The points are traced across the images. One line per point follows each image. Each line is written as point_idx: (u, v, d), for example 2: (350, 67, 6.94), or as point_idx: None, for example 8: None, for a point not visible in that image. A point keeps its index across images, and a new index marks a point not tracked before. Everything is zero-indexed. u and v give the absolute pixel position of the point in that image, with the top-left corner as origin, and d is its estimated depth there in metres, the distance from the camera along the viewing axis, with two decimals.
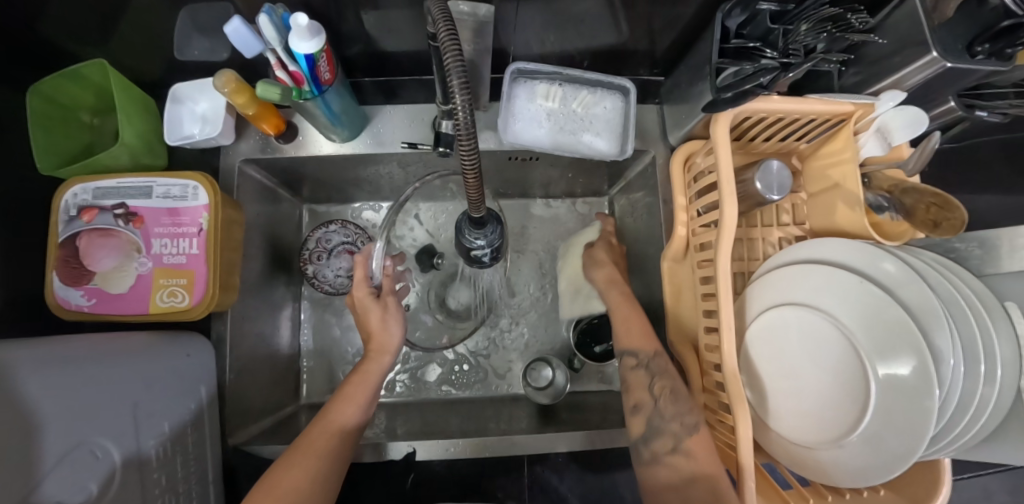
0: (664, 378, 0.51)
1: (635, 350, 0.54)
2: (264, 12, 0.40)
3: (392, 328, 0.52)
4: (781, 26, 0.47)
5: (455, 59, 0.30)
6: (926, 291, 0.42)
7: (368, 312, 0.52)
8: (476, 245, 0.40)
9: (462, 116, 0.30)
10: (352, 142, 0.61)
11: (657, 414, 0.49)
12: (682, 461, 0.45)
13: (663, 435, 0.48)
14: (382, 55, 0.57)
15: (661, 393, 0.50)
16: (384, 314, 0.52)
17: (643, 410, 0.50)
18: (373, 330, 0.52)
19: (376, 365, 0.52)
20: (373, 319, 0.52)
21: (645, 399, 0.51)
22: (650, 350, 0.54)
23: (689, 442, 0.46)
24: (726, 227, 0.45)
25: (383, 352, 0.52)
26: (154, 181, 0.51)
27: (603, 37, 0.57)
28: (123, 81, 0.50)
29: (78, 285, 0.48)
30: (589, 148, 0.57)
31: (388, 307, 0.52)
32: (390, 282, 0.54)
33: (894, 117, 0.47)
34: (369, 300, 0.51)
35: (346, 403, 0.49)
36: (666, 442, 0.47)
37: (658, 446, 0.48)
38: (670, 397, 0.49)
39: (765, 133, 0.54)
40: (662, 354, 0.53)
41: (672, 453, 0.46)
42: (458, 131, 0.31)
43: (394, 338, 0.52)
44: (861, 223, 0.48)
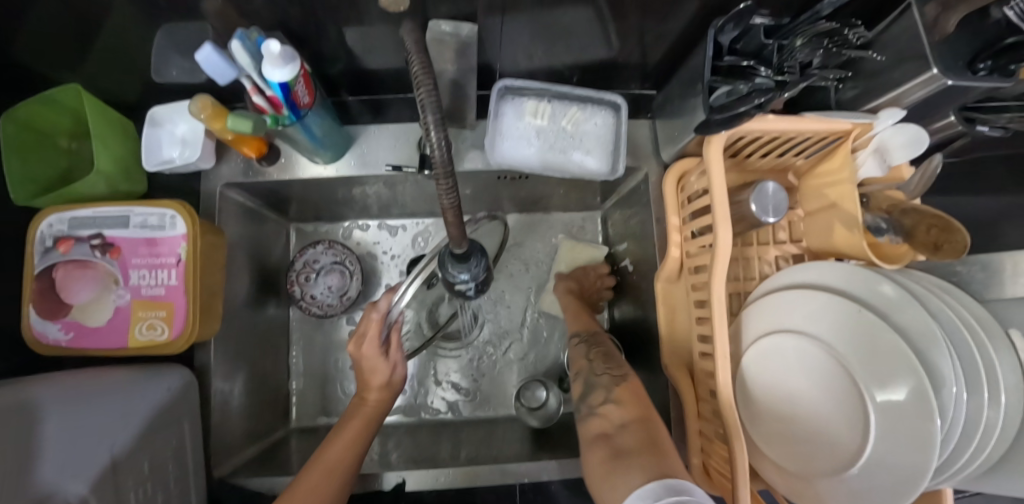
0: (597, 346, 0.56)
1: (576, 328, 0.61)
2: (238, 38, 0.39)
3: (396, 375, 0.53)
4: (775, 42, 0.46)
5: (431, 91, 0.29)
6: (924, 315, 0.41)
7: (375, 366, 0.50)
8: (460, 279, 0.38)
9: (437, 154, 0.29)
10: (336, 163, 0.59)
11: (590, 372, 0.52)
12: (612, 410, 0.45)
13: (597, 390, 0.49)
14: (366, 73, 0.56)
15: (594, 357, 0.54)
16: (391, 368, 0.51)
17: (581, 374, 0.53)
18: (376, 382, 0.51)
19: (376, 409, 0.52)
20: (376, 369, 0.50)
21: (583, 365, 0.54)
22: (586, 328, 0.61)
23: (619, 392, 0.47)
24: (720, 254, 0.44)
25: (382, 394, 0.52)
26: (130, 210, 0.49)
27: (593, 51, 0.55)
28: (97, 105, 0.49)
29: (55, 319, 0.47)
30: (579, 167, 0.56)
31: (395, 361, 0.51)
32: (397, 335, 0.51)
33: (895, 135, 0.45)
34: (376, 357, 0.50)
35: (331, 446, 0.47)
36: (599, 396, 0.48)
37: (592, 400, 0.48)
38: (602, 360, 0.53)
39: (761, 150, 0.52)
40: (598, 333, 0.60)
41: (603, 405, 0.47)
42: (434, 158, 0.29)
43: (396, 385, 0.53)
44: (859, 246, 0.47)
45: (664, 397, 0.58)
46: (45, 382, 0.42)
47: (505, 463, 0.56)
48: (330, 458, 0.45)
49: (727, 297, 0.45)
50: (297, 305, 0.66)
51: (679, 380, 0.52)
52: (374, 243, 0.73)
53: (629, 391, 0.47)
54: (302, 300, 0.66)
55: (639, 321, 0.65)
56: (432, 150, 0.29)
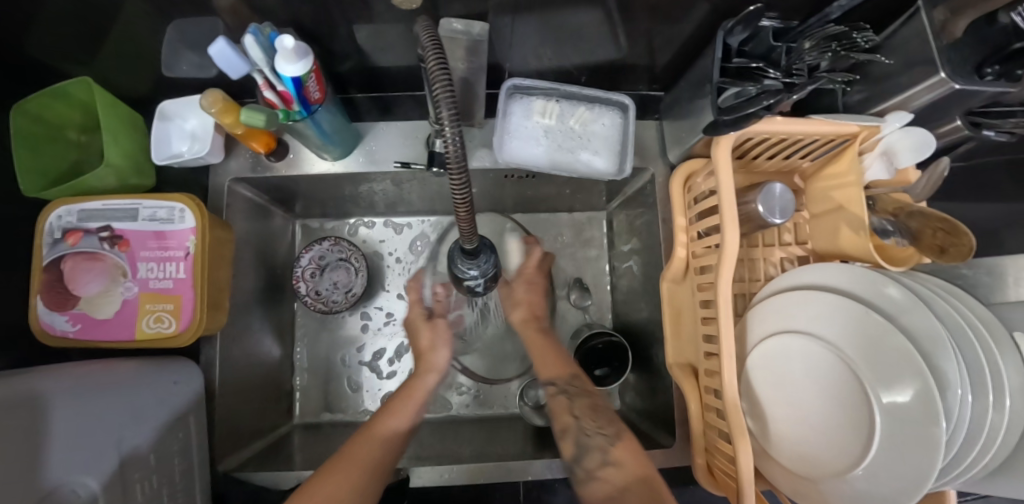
0: (583, 398, 0.52)
1: (552, 376, 0.53)
2: (251, 33, 0.40)
3: (441, 351, 0.57)
4: (784, 44, 0.47)
5: (445, 85, 0.29)
6: (930, 317, 0.41)
7: (420, 331, 0.58)
8: (469, 275, 0.38)
9: (451, 149, 0.29)
10: (344, 160, 0.60)
11: (581, 431, 0.49)
12: (613, 473, 0.46)
13: (591, 452, 0.48)
14: (375, 70, 0.56)
15: (582, 412, 0.51)
16: (433, 334, 0.57)
17: (569, 433, 0.50)
18: (423, 346, 0.57)
19: (423, 382, 0.55)
20: (423, 337, 0.57)
21: (570, 423, 0.50)
22: (566, 375, 0.53)
23: (616, 453, 0.47)
24: (727, 255, 0.44)
25: (433, 368, 0.56)
26: (139, 203, 0.49)
27: (601, 52, 0.56)
28: (108, 99, 0.49)
29: (63, 310, 0.47)
30: (586, 166, 0.56)
31: (438, 329, 0.58)
32: (443, 304, 0.59)
33: (901, 139, 0.46)
34: (420, 320, 0.58)
35: (392, 414, 0.50)
36: (595, 458, 0.47)
37: (587, 462, 0.48)
38: (590, 413, 0.51)
39: (768, 152, 0.53)
40: (580, 375, 0.54)
41: (603, 468, 0.46)
42: (447, 150, 0.29)
43: (441, 357, 0.57)
44: (865, 248, 0.47)
45: (668, 397, 0.58)
46: (52, 373, 0.42)
47: (509, 461, 0.56)
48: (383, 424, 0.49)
49: (733, 297, 0.46)
50: (302, 302, 0.66)
51: (684, 381, 0.52)
52: (380, 241, 0.73)
53: (627, 449, 0.47)
54: (307, 297, 0.66)
55: (643, 322, 0.65)
56: (445, 143, 0.29)
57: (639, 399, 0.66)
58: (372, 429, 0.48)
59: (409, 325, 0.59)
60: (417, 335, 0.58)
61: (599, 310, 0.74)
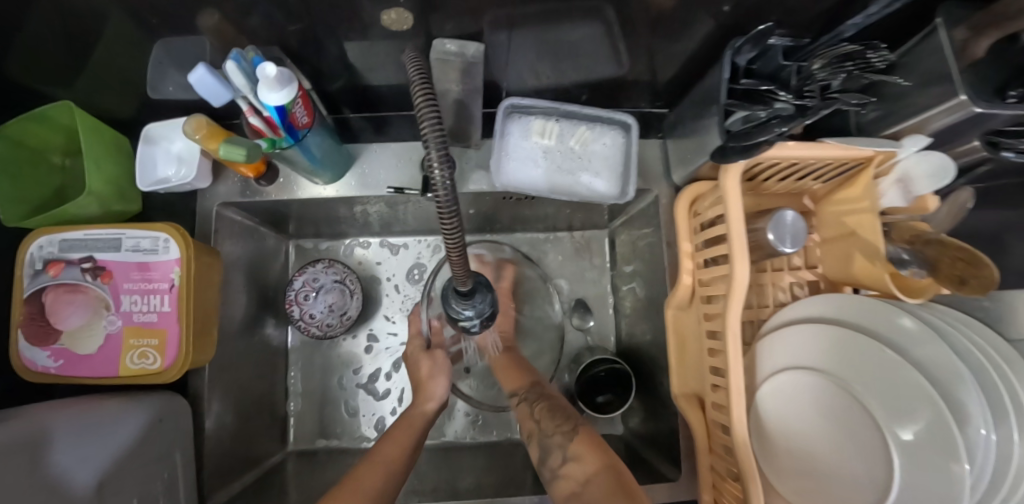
0: (541, 401, 0.51)
1: (514, 387, 0.54)
2: (233, 58, 0.38)
3: (438, 382, 0.55)
4: (794, 63, 0.45)
5: (434, 120, 0.27)
6: (947, 350, 0.39)
7: (419, 363, 0.56)
8: (464, 316, 0.36)
9: (441, 192, 0.27)
10: (336, 183, 0.58)
11: (543, 432, 0.48)
12: (573, 469, 0.43)
13: (553, 451, 0.45)
14: (367, 90, 0.54)
15: (542, 416, 0.49)
16: (433, 364, 0.56)
17: (534, 436, 0.48)
18: (423, 375, 0.55)
19: (420, 413, 0.52)
20: (422, 367, 0.56)
21: (533, 428, 0.49)
22: (525, 383, 0.54)
23: (575, 448, 0.44)
24: (736, 287, 0.42)
25: (431, 398, 0.53)
26: (123, 233, 0.47)
27: (602, 69, 0.54)
28: (89, 124, 0.47)
29: (44, 345, 0.45)
30: (587, 189, 0.54)
31: (438, 360, 0.56)
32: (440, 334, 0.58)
33: (917, 163, 0.43)
34: (419, 352, 0.57)
35: (391, 444, 0.48)
36: (557, 457, 0.45)
37: (551, 463, 0.45)
38: (548, 415, 0.49)
39: (777, 174, 0.50)
40: (537, 383, 0.54)
41: (564, 466, 0.44)
42: (436, 191, 0.28)
43: (439, 388, 0.55)
44: (880, 278, 0.45)
45: (673, 428, 0.56)
46: (30, 414, 0.40)
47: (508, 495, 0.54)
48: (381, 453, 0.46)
49: (742, 331, 0.44)
50: (295, 326, 0.64)
51: (690, 413, 0.50)
52: (376, 261, 0.72)
53: (588, 444, 0.45)
54: (301, 321, 0.64)
55: (647, 346, 0.63)
56: (434, 183, 0.27)
57: (643, 426, 0.64)
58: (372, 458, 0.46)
59: (410, 360, 0.58)
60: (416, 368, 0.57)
61: (602, 331, 0.71)
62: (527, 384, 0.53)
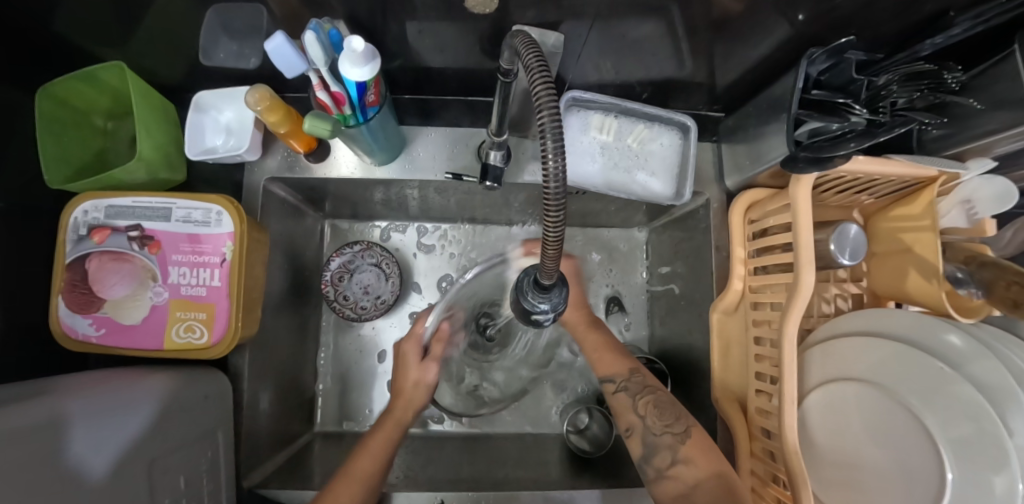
0: (647, 394, 0.50)
1: (611, 374, 0.53)
2: (312, 28, 0.37)
3: (424, 392, 0.51)
4: (866, 77, 0.44)
5: (550, 110, 0.26)
6: (1002, 369, 0.40)
7: (408, 367, 0.52)
8: (539, 309, 0.36)
9: (553, 181, 0.26)
10: (386, 165, 0.57)
11: (648, 430, 0.48)
12: (684, 472, 0.45)
13: (661, 451, 0.46)
14: (428, 71, 0.52)
15: (647, 411, 0.49)
16: (423, 374, 0.52)
17: (635, 431, 0.49)
18: (404, 385, 0.52)
19: (399, 417, 0.51)
20: (410, 371, 0.52)
21: (634, 421, 0.49)
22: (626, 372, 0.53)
23: (687, 450, 0.45)
24: (799, 297, 0.42)
25: (410, 406, 0.51)
26: (173, 202, 0.46)
27: (668, 69, 0.53)
28: (141, 86, 0.45)
29: (87, 313, 0.44)
30: (643, 188, 0.53)
31: (428, 372, 0.52)
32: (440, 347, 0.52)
33: (980, 187, 0.44)
34: (413, 357, 0.52)
35: (363, 458, 0.47)
36: (665, 456, 0.46)
37: (657, 462, 0.46)
38: (657, 412, 0.49)
39: (837, 188, 0.50)
40: (640, 370, 0.53)
41: (672, 467, 0.45)
42: (547, 184, 0.27)
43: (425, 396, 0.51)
44: (935, 295, 0.45)
45: (710, 431, 0.57)
46: (71, 387, 0.38)
47: (547, 489, 0.53)
48: (356, 468, 0.46)
49: (798, 341, 0.44)
50: (330, 308, 0.63)
51: (732, 416, 0.50)
52: (412, 249, 0.71)
53: (697, 446, 0.46)
54: (336, 302, 0.64)
55: (683, 348, 0.63)
56: (545, 173, 0.27)
57: None
58: (348, 475, 0.46)
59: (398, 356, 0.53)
60: (400, 374, 0.52)
61: (635, 330, 0.72)
62: (627, 372, 0.52)
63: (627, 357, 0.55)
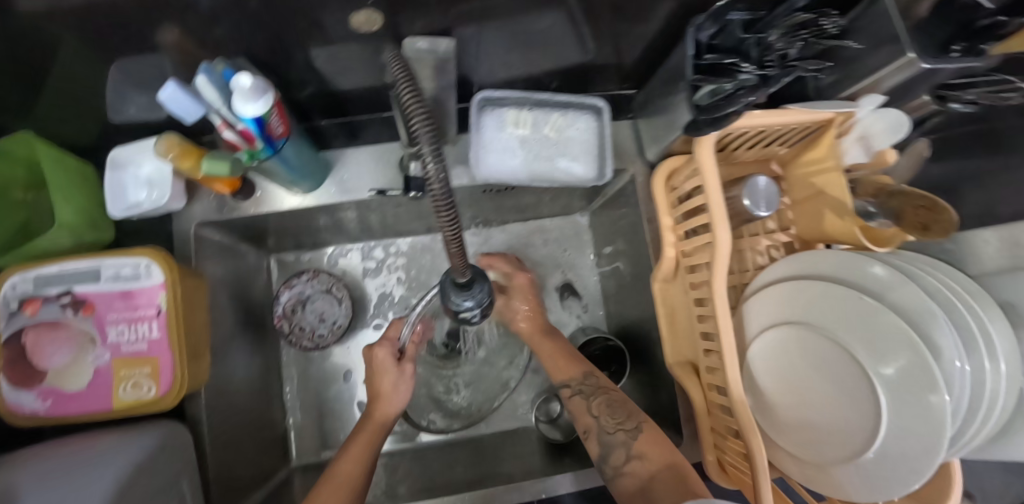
0: (599, 396, 0.53)
1: (566, 378, 0.55)
2: (203, 72, 0.37)
3: (401, 393, 0.53)
4: (753, 35, 0.45)
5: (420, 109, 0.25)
6: (920, 293, 0.42)
7: (382, 371, 0.53)
8: (464, 308, 0.37)
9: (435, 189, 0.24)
10: (315, 192, 0.57)
11: (602, 430, 0.50)
12: (639, 466, 0.47)
13: (615, 450, 0.49)
14: (339, 94, 0.54)
15: (600, 411, 0.51)
16: (398, 379, 0.53)
17: (592, 433, 0.51)
18: (384, 388, 0.53)
19: (374, 428, 0.51)
20: (385, 380, 0.53)
21: (590, 423, 0.52)
22: (579, 374, 0.55)
23: (639, 445, 0.48)
24: (719, 254, 0.44)
25: (383, 414, 0.52)
26: (100, 263, 0.46)
27: (572, 56, 0.54)
28: (53, 152, 0.45)
29: (29, 387, 0.44)
30: (566, 174, 0.55)
31: (404, 374, 0.53)
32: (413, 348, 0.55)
33: (876, 121, 0.46)
34: (390, 361, 0.53)
35: (348, 460, 0.48)
36: (620, 454, 0.48)
37: (613, 460, 0.48)
38: (608, 412, 0.51)
39: (747, 143, 0.52)
40: (590, 373, 0.55)
41: (629, 462, 0.47)
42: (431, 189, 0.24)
43: (398, 401, 0.52)
44: (850, 231, 0.47)
45: (669, 395, 0.58)
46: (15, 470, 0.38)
47: (520, 480, 0.55)
48: (340, 472, 0.47)
49: (728, 295, 0.45)
50: (287, 341, 0.64)
51: (686, 380, 0.52)
52: (361, 270, 0.72)
53: (648, 440, 0.48)
54: (292, 335, 0.64)
55: (636, 322, 0.65)
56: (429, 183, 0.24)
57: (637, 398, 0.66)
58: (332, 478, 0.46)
59: (374, 365, 0.53)
60: (376, 379, 0.53)
61: (591, 312, 0.73)
62: (579, 375, 0.55)
63: (581, 360, 0.57)
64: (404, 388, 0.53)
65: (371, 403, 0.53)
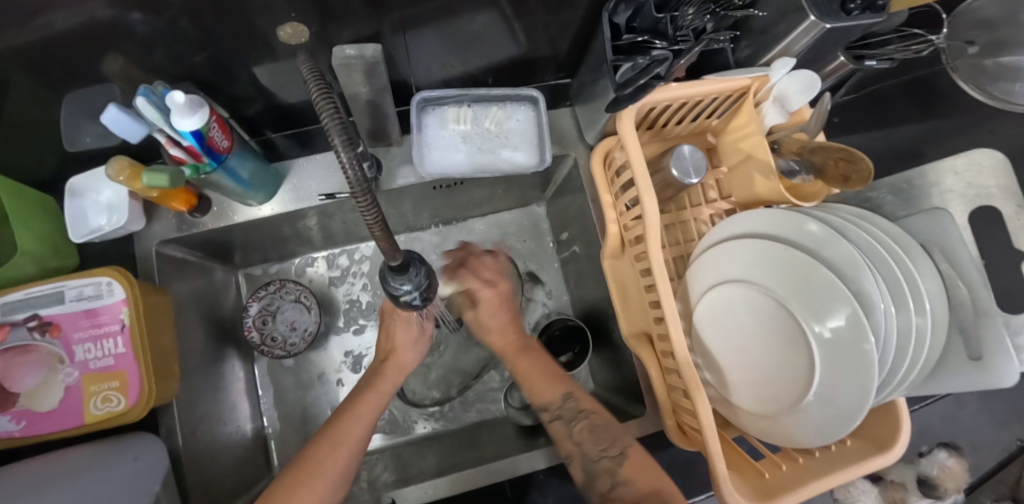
0: (581, 421, 0.51)
1: (546, 401, 0.52)
2: (142, 94, 0.40)
3: (416, 350, 0.57)
4: (666, 15, 0.47)
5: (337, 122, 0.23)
6: (846, 245, 0.43)
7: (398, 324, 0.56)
8: (403, 291, 0.39)
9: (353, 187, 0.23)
10: (271, 202, 0.60)
11: (586, 457, 0.49)
12: (625, 492, 0.45)
13: (599, 476, 0.47)
14: (285, 107, 0.57)
15: (582, 437, 0.50)
16: (416, 335, 0.57)
17: (575, 459, 0.50)
18: (399, 343, 0.56)
19: (387, 385, 0.54)
20: (399, 333, 0.56)
21: (573, 449, 0.50)
22: (560, 396, 0.53)
23: (625, 473, 0.46)
24: (649, 222, 0.46)
25: (395, 370, 0.55)
26: (63, 285, 0.48)
27: (504, 52, 0.57)
28: (12, 188, 0.47)
29: (2, 410, 0.45)
30: (509, 163, 0.57)
31: (425, 331, 0.57)
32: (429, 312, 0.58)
33: (790, 82, 0.48)
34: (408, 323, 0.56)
35: (352, 422, 0.48)
36: (605, 481, 0.47)
37: (599, 486, 0.47)
38: (591, 438, 0.49)
39: (675, 117, 0.54)
40: (573, 394, 0.53)
41: (613, 490, 0.46)
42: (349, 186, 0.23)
43: (411, 357, 0.56)
44: (777, 190, 0.49)
45: (630, 368, 0.60)
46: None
47: (490, 462, 0.56)
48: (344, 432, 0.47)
49: (666, 262, 0.47)
50: (259, 352, 0.65)
51: (640, 349, 0.53)
52: (328, 278, 0.74)
53: (635, 467, 0.46)
54: (264, 345, 0.66)
55: (596, 301, 0.67)
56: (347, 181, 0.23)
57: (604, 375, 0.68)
58: (331, 437, 0.46)
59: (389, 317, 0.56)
60: (390, 332, 0.57)
61: (556, 297, 0.75)
62: (560, 398, 0.52)
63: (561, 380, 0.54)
64: (420, 344, 0.57)
65: (387, 356, 0.56)
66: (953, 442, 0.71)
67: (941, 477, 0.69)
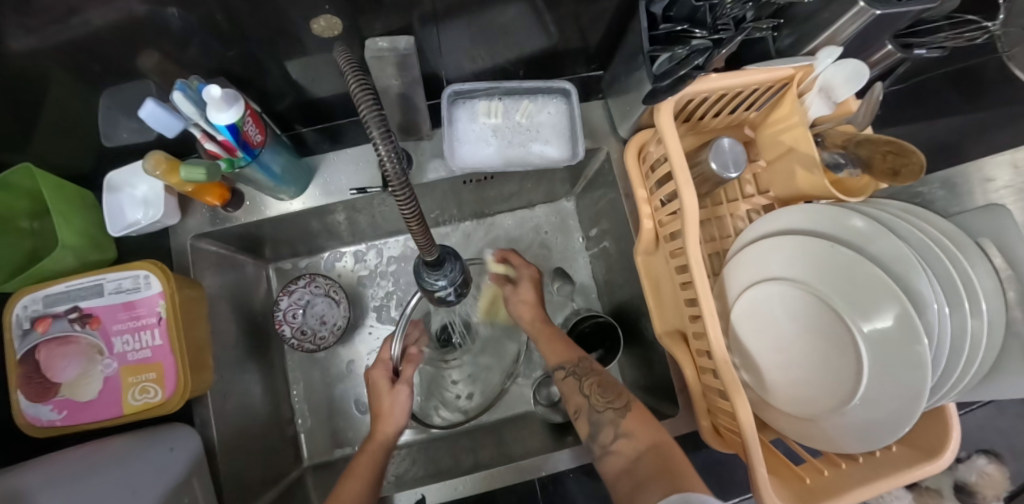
0: (592, 376, 0.52)
1: (561, 360, 0.55)
2: (178, 89, 0.39)
3: (399, 413, 0.53)
4: (706, 3, 0.44)
5: (375, 110, 0.23)
6: (897, 242, 0.41)
7: (379, 393, 0.53)
8: (438, 286, 0.38)
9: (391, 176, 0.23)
10: (302, 196, 0.60)
11: (592, 409, 0.49)
12: (625, 446, 0.45)
13: (604, 427, 0.47)
14: (316, 101, 0.56)
15: (591, 389, 0.50)
16: (394, 398, 0.53)
17: (583, 412, 0.50)
18: (383, 407, 0.53)
19: (383, 436, 0.51)
20: (383, 399, 0.53)
21: (581, 402, 0.50)
22: (573, 358, 0.55)
23: (627, 424, 0.46)
24: (688, 214, 0.44)
25: (392, 418, 0.52)
26: (103, 278, 0.49)
27: (535, 43, 0.56)
28: (51, 180, 0.48)
29: (45, 400, 0.46)
30: (540, 157, 0.56)
31: (398, 395, 0.53)
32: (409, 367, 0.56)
33: (835, 73, 0.46)
34: (383, 383, 0.53)
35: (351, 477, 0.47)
36: (609, 433, 0.47)
37: (602, 438, 0.47)
38: (599, 390, 0.50)
39: (712, 110, 0.53)
40: (585, 357, 0.55)
41: (616, 441, 0.46)
42: (386, 175, 0.23)
43: (402, 417, 0.53)
44: (822, 185, 0.47)
45: (662, 365, 0.59)
46: (31, 470, 0.41)
47: (520, 459, 0.56)
48: (344, 490, 0.46)
49: (705, 257, 0.45)
50: (290, 344, 0.66)
51: (674, 347, 0.52)
52: (355, 271, 0.75)
53: (636, 420, 0.46)
54: (293, 338, 0.67)
55: (626, 298, 0.66)
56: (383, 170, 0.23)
57: (634, 371, 0.67)
58: (338, 490, 0.46)
59: (370, 387, 0.54)
60: (376, 399, 0.54)
61: (583, 294, 0.75)
62: (576, 357, 0.54)
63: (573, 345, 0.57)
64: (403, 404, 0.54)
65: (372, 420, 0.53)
66: (992, 448, 0.68)
67: (981, 483, 0.67)
